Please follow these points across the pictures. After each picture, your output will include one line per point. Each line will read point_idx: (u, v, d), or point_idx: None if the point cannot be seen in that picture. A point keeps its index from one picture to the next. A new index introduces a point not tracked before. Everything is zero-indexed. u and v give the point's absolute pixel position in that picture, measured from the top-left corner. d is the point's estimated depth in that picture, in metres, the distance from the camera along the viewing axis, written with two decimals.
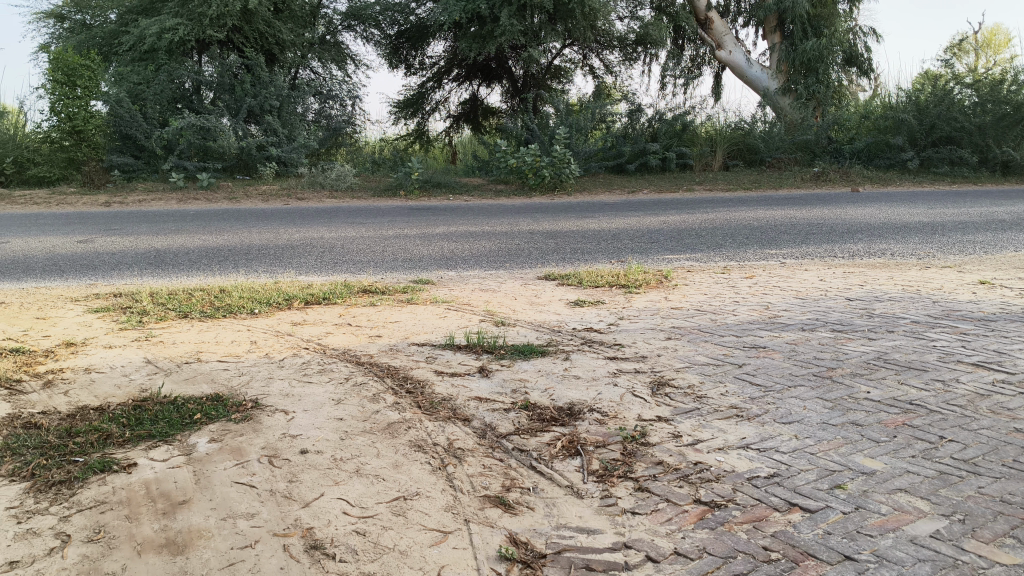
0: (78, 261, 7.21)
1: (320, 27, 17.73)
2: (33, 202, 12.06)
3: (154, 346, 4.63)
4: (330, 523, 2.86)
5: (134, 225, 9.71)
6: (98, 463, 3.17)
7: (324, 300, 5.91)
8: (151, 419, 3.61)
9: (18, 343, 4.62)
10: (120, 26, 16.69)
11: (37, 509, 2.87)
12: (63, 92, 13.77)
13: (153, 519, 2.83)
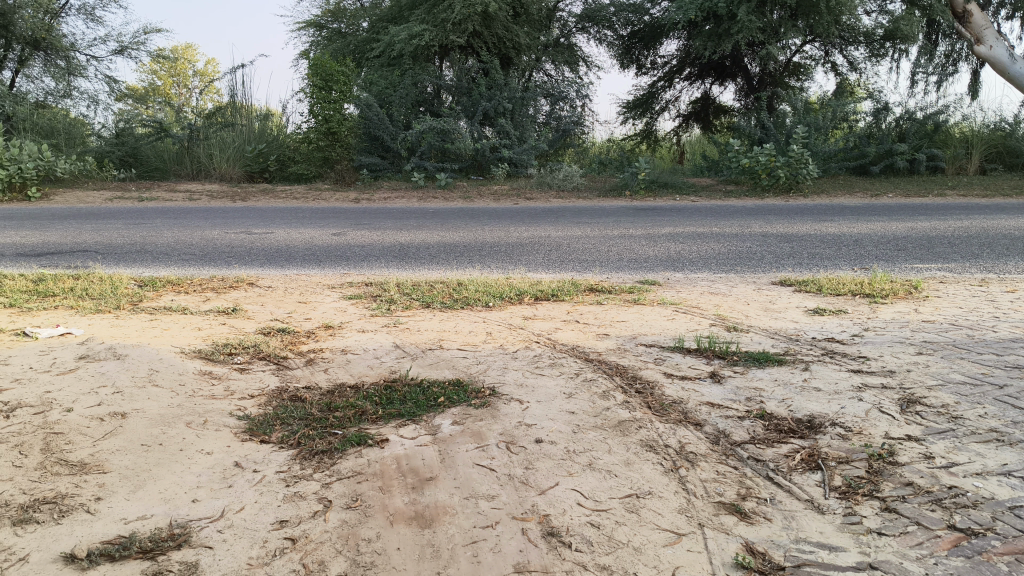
0: (331, 252, 7.77)
1: (555, 30, 18.10)
2: (293, 197, 13.16)
3: (401, 332, 4.91)
4: (565, 512, 2.91)
5: (379, 220, 10.35)
6: (355, 436, 3.39)
7: (553, 296, 6.02)
8: (399, 399, 3.82)
9: (284, 323, 5.05)
10: (372, 34, 17.92)
11: (303, 474, 3.07)
12: (321, 95, 14.76)
13: (403, 492, 2.98)
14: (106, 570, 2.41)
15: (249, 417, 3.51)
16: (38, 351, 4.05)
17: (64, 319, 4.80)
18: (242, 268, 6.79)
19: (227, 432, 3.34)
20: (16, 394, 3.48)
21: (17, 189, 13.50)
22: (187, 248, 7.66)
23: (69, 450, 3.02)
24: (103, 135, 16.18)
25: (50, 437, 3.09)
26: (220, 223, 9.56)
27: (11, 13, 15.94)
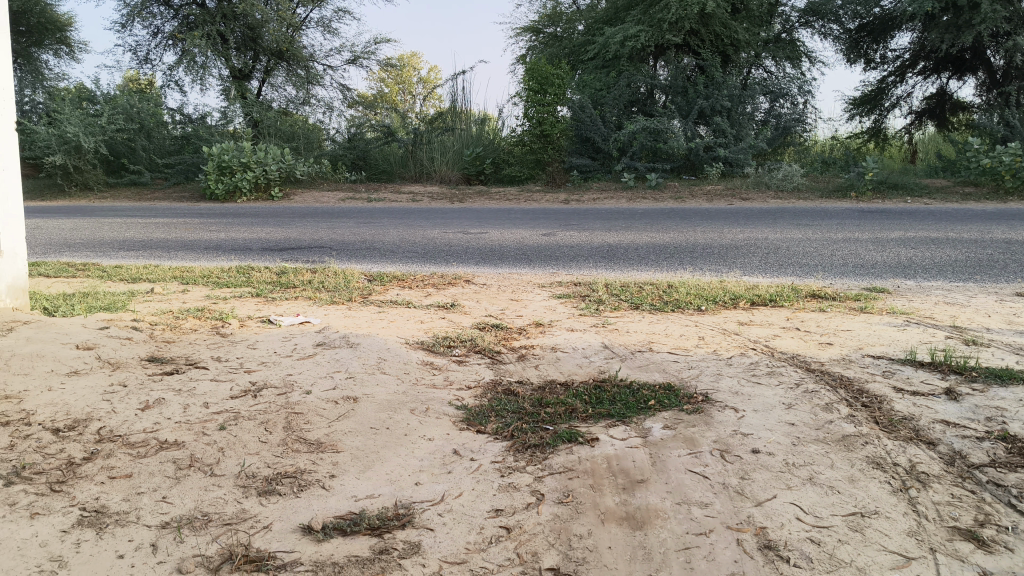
0: (543, 252, 7.91)
1: (776, 26, 17.45)
2: (508, 198, 13.57)
3: (611, 332, 4.92)
4: (783, 526, 2.80)
5: (591, 221, 10.42)
6: (567, 433, 3.41)
7: (770, 302, 5.82)
8: (610, 400, 3.83)
9: (497, 319, 5.21)
10: (587, 36, 18.10)
11: (517, 466, 3.13)
12: (536, 98, 15.05)
13: (615, 492, 2.97)
14: (338, 543, 2.55)
15: (467, 407, 3.64)
16: (281, 337, 4.41)
17: (303, 309, 5.19)
18: (458, 266, 7.06)
19: (446, 421, 3.47)
20: (263, 375, 3.80)
21: (262, 189, 14.72)
22: (409, 246, 8.07)
23: (307, 430, 3.25)
24: (336, 139, 17.33)
25: (292, 417, 3.33)
26: (439, 223, 9.98)
27: (259, 27, 17.38)
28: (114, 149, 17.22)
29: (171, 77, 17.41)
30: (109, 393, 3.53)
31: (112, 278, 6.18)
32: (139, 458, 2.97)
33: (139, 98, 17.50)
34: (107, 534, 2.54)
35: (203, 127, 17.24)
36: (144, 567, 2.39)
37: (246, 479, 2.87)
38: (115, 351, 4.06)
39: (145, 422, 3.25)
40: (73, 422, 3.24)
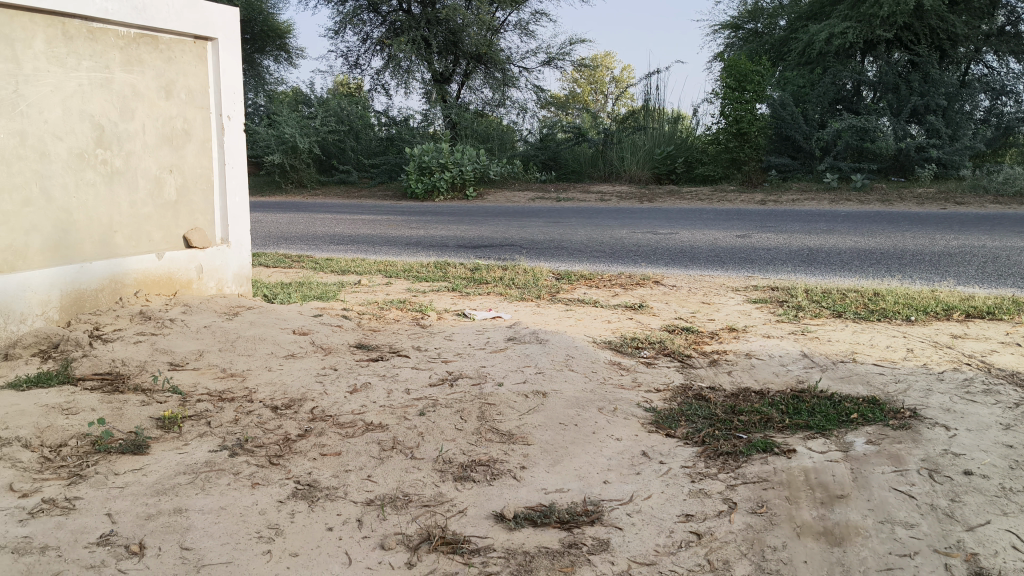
0: (737, 254, 7.73)
1: (1000, 17, 16.04)
2: (700, 198, 13.31)
3: (810, 341, 4.73)
4: (998, 554, 2.60)
5: (787, 223, 10.06)
6: (761, 442, 3.30)
7: (988, 314, 5.40)
8: (808, 411, 3.68)
9: (689, 322, 5.14)
10: (790, 33, 17.53)
11: (708, 472, 3.07)
12: (733, 96, 14.63)
13: (812, 505, 2.85)
14: (529, 534, 2.61)
15: (656, 410, 3.61)
16: (476, 331, 4.55)
17: (495, 305, 5.33)
18: (650, 266, 7.01)
19: (635, 422, 3.46)
20: (459, 365, 3.94)
21: (459, 189, 15.23)
22: (600, 245, 8.10)
23: (500, 421, 3.34)
24: (529, 140, 17.65)
25: (485, 407, 3.43)
26: (629, 223, 9.94)
27: (461, 31, 17.95)
28: (325, 149, 18.34)
29: (377, 81, 18.33)
30: (320, 375, 3.77)
31: (323, 269, 6.59)
32: (347, 438, 3.15)
33: (348, 101, 18.57)
34: (317, 507, 2.72)
35: (406, 129, 18.06)
36: (350, 541, 2.54)
37: (443, 464, 2.99)
38: (326, 337, 4.33)
39: (352, 405, 3.45)
40: (289, 401, 3.49)
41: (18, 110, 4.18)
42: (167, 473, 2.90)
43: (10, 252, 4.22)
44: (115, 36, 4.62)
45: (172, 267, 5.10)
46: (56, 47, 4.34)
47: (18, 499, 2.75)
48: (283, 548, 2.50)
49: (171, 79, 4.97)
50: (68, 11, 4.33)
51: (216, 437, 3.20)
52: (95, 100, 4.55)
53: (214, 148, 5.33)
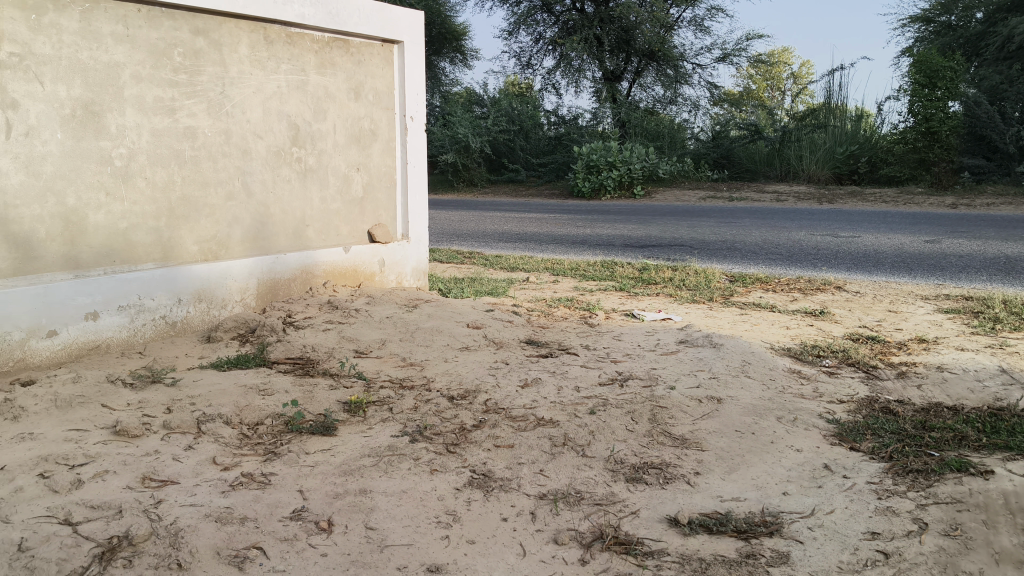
0: (926, 260, 7.29)
1: None
2: (882, 201, 12.66)
3: (1010, 356, 4.40)
4: None
5: (982, 228, 9.39)
6: (955, 462, 3.09)
7: None
8: (1008, 430, 3.42)
9: (873, 331, 4.90)
10: (987, 26, 16.38)
11: (896, 490, 2.91)
12: (923, 93, 13.94)
13: (1012, 532, 2.65)
14: (704, 541, 2.56)
15: (839, 422, 3.46)
16: (646, 331, 4.51)
17: (665, 306, 5.27)
18: (830, 271, 6.73)
19: (816, 433, 3.33)
20: (630, 366, 3.92)
21: (626, 187, 15.17)
22: (775, 248, 7.85)
23: (673, 424, 3.30)
24: (700, 139, 17.41)
25: (657, 410, 3.40)
26: (806, 225, 9.58)
27: (634, 28, 17.87)
28: (495, 148, 18.69)
29: (548, 81, 18.53)
30: (493, 368, 3.85)
31: (494, 266, 6.72)
32: (520, 431, 3.21)
33: (519, 100, 18.89)
34: (493, 497, 2.78)
35: (575, 128, 18.12)
36: (524, 533, 2.58)
37: (615, 464, 2.98)
38: (498, 331, 4.42)
39: (525, 399, 3.50)
40: (464, 391, 3.59)
41: (224, 111, 4.52)
42: (352, 455, 3.06)
43: (213, 242, 4.58)
44: (310, 40, 4.90)
45: (357, 260, 5.38)
46: (258, 51, 4.64)
47: (221, 471, 2.97)
48: (460, 535, 2.58)
49: (360, 81, 5.23)
50: (270, 18, 4.63)
51: (397, 423, 3.33)
52: (291, 100, 4.86)
53: (398, 147, 5.57)
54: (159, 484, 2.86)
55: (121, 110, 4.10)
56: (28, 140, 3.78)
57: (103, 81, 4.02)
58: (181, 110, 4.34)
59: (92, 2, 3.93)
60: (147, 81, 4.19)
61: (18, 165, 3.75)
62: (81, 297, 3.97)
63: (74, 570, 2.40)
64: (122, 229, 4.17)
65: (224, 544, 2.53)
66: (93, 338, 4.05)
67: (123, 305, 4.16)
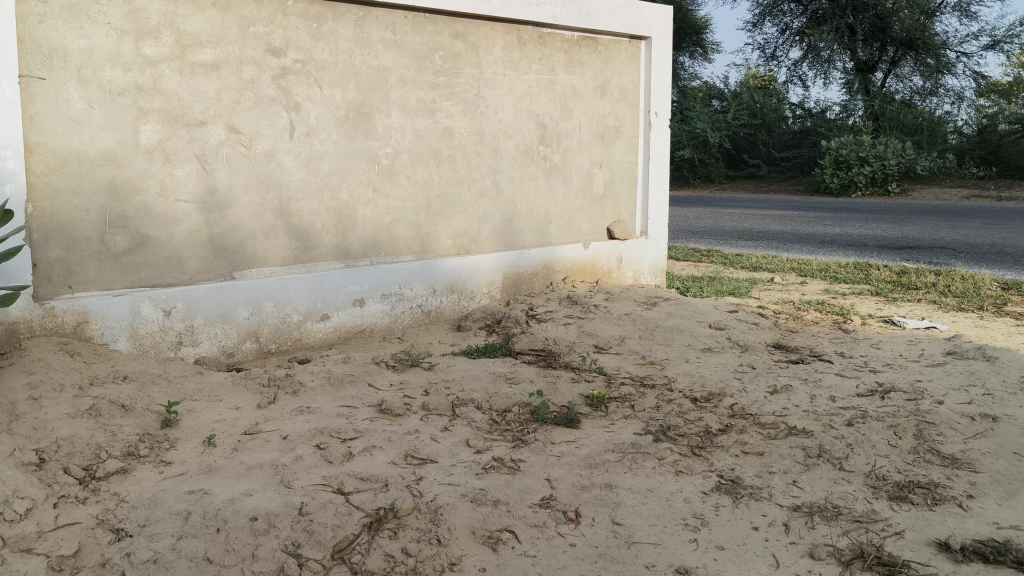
0: None
1: None
2: None
3: None
4: None
5: None
6: None
7: None
8: None
9: None
10: None
11: None
12: None
13: None
14: (980, 569, 2.37)
15: None
16: (907, 340, 4.24)
17: (928, 313, 4.93)
18: None
19: None
20: (890, 377, 3.70)
21: (879, 184, 14.35)
22: None
23: (941, 442, 3.07)
24: (964, 132, 16.07)
25: (923, 425, 3.18)
26: None
27: (891, 16, 16.88)
28: (736, 143, 18.22)
29: (794, 73, 17.86)
30: (739, 372, 3.78)
31: (734, 265, 6.57)
32: (769, 439, 3.12)
33: (762, 94, 18.38)
34: (743, 504, 2.73)
35: (823, 121, 17.32)
36: (777, 544, 2.51)
37: (876, 480, 2.83)
38: (743, 333, 4.32)
39: (775, 405, 3.40)
40: (709, 394, 3.55)
41: (479, 111, 4.93)
42: (597, 448, 3.10)
43: (465, 237, 4.99)
44: (561, 40, 5.25)
45: (596, 256, 5.61)
46: (512, 52, 5.02)
47: (474, 454, 3.11)
48: (709, 540, 2.55)
49: (607, 78, 5.54)
50: (523, 20, 4.99)
51: (641, 421, 3.34)
52: (541, 100, 5.22)
53: (641, 144, 5.82)
54: (419, 462, 3.05)
55: (388, 111, 4.58)
56: (308, 139, 4.31)
57: (372, 85, 4.50)
58: (440, 111, 4.78)
59: (365, 12, 4.42)
60: (411, 84, 4.64)
61: (300, 163, 4.29)
62: (349, 286, 4.48)
63: (346, 537, 2.60)
64: (386, 223, 4.65)
65: (480, 524, 2.66)
66: (359, 322, 4.56)
67: (385, 294, 4.63)
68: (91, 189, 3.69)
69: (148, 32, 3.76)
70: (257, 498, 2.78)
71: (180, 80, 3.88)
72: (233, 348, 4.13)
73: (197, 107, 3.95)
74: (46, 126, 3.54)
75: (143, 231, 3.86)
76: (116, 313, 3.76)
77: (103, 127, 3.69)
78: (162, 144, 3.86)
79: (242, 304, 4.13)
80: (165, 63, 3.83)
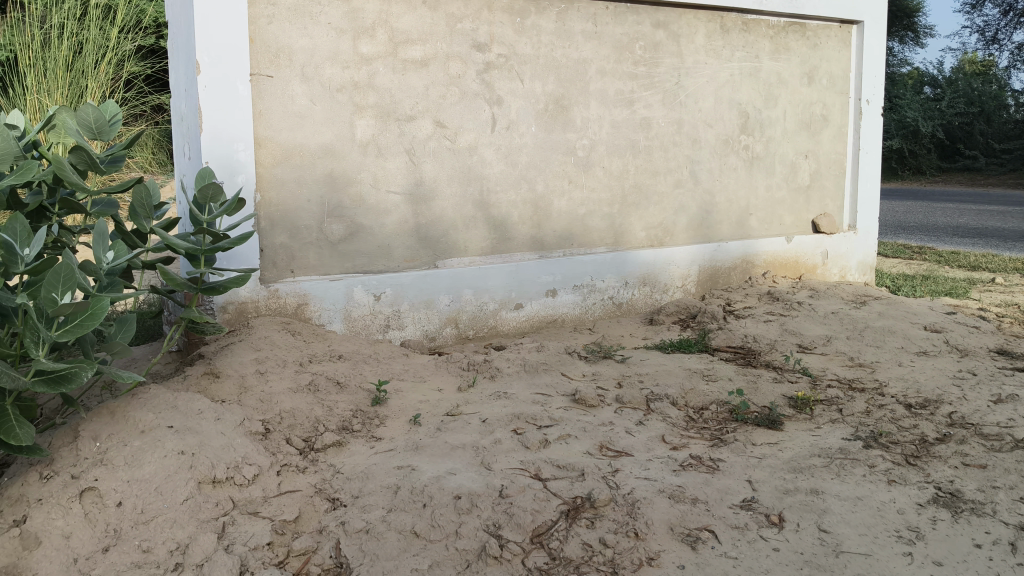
0: None
1: None
2: None
3: None
4: None
5: None
6: None
7: None
8: None
9: None
10: None
11: None
12: None
13: None
14: None
15: None
16: None
17: None
18: None
19: None
20: None
21: None
22: None
23: None
24: None
25: None
26: None
27: None
28: (950, 133, 17.00)
29: (1018, 57, 16.49)
30: (958, 378, 3.55)
31: (949, 264, 6.16)
32: (993, 452, 2.91)
33: (981, 80, 17.12)
34: (963, 519, 2.56)
35: None
36: (1003, 564, 2.35)
37: None
38: (962, 337, 4.06)
39: (1000, 416, 3.17)
40: (924, 401, 3.36)
41: (679, 101, 4.91)
42: (801, 452, 3.01)
43: (660, 229, 4.98)
44: (766, 26, 5.20)
45: (799, 251, 5.45)
46: (715, 40, 5.00)
47: (671, 450, 3.09)
48: (925, 554, 2.41)
49: (814, 65, 5.44)
50: (727, 7, 4.97)
51: (849, 426, 3.22)
52: (744, 88, 5.16)
53: (850, 134, 5.67)
54: (616, 454, 3.06)
55: (587, 102, 4.63)
56: (509, 131, 4.41)
57: (572, 77, 4.56)
58: (639, 102, 4.78)
59: (566, 5, 4.49)
60: (611, 74, 4.68)
61: (500, 155, 4.41)
62: (544, 276, 4.56)
63: (545, 522, 2.65)
64: (580, 215, 4.71)
65: (678, 521, 2.64)
66: (551, 313, 4.62)
67: (578, 284, 4.67)
68: (311, 181, 3.94)
69: (365, 31, 3.97)
70: (460, 477, 2.89)
71: (392, 77, 4.06)
72: (435, 333, 4.29)
73: (407, 102, 4.12)
74: (272, 120, 3.80)
75: (357, 220, 4.08)
76: (332, 297, 4.01)
77: (324, 123, 3.93)
78: (376, 138, 4.07)
79: (444, 291, 4.29)
80: (378, 61, 4.02)
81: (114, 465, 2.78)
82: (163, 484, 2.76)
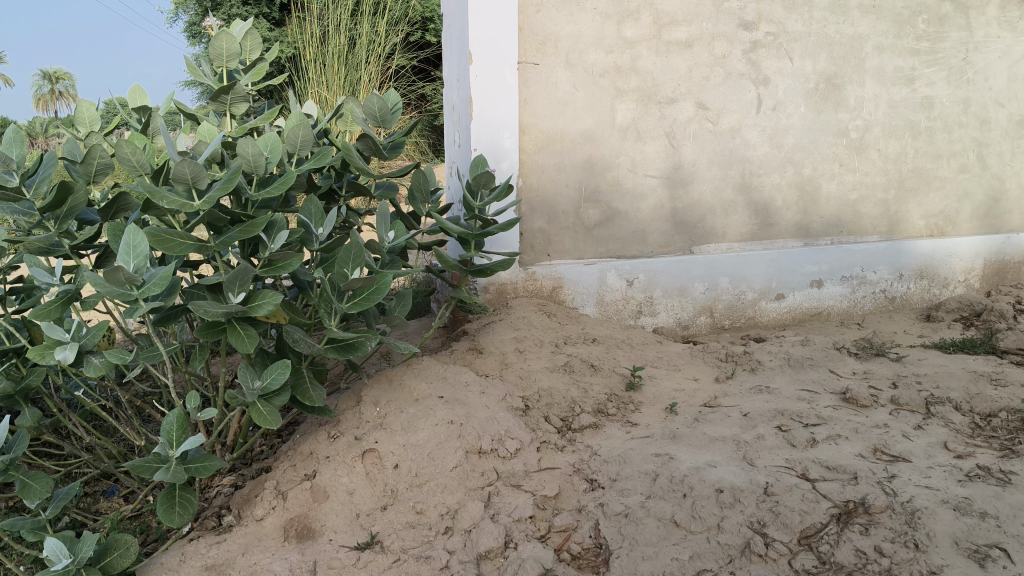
0: None
1: None
2: None
3: None
4: None
5: None
6: None
7: None
8: None
9: None
10: None
11: None
12: None
13: None
14: None
15: None
16: None
17: None
18: None
19: None
20: None
21: None
22: None
23: None
24: None
25: None
26: None
27: None
28: None
29: None
30: None
31: None
32: None
33: None
34: None
35: None
36: None
37: None
38: None
39: None
40: None
41: (966, 78, 4.57)
42: None
43: (941, 217, 4.69)
44: None
45: None
46: (1009, 12, 4.64)
47: (954, 458, 2.85)
48: None
49: None
50: None
51: None
52: None
53: None
54: (891, 459, 2.87)
55: (862, 81, 4.38)
56: (775, 113, 4.26)
57: (847, 54, 4.33)
58: (920, 80, 4.48)
59: None
60: (890, 51, 4.40)
61: (764, 138, 4.27)
62: (809, 265, 4.37)
63: (814, 524, 2.52)
64: (852, 200, 4.50)
65: (964, 535, 2.41)
66: (816, 304, 4.43)
67: (846, 275, 4.45)
68: (571, 166, 3.99)
69: (629, 15, 3.94)
70: (721, 470, 2.83)
71: (656, 60, 4.02)
72: (688, 321, 4.24)
73: (669, 85, 4.07)
74: (537, 108, 3.88)
75: (613, 205, 4.10)
76: (586, 281, 4.05)
77: (585, 109, 3.96)
78: (636, 122, 4.06)
79: (699, 279, 4.21)
80: (642, 44, 3.99)
81: (393, 429, 2.99)
82: (435, 451, 2.91)
